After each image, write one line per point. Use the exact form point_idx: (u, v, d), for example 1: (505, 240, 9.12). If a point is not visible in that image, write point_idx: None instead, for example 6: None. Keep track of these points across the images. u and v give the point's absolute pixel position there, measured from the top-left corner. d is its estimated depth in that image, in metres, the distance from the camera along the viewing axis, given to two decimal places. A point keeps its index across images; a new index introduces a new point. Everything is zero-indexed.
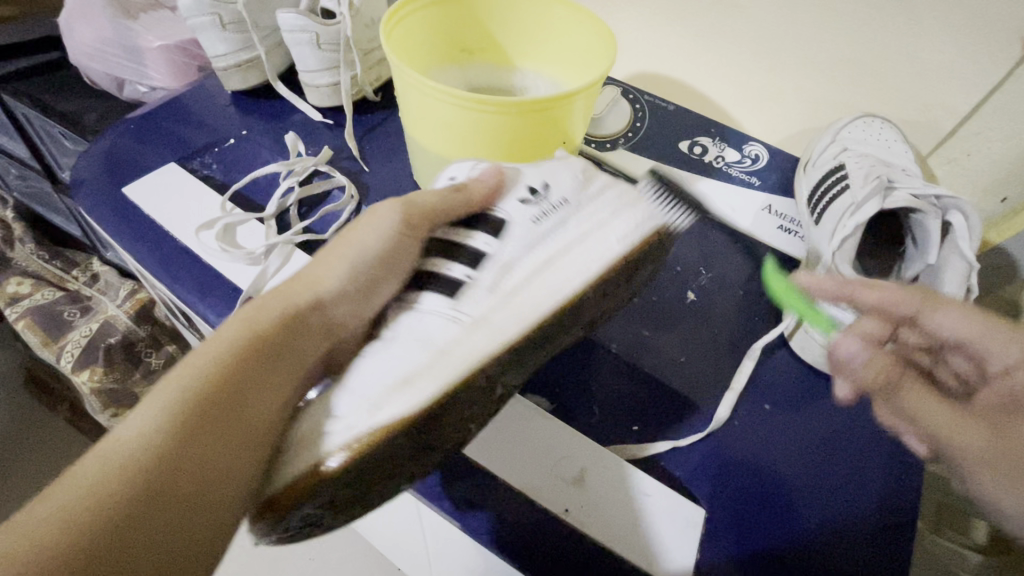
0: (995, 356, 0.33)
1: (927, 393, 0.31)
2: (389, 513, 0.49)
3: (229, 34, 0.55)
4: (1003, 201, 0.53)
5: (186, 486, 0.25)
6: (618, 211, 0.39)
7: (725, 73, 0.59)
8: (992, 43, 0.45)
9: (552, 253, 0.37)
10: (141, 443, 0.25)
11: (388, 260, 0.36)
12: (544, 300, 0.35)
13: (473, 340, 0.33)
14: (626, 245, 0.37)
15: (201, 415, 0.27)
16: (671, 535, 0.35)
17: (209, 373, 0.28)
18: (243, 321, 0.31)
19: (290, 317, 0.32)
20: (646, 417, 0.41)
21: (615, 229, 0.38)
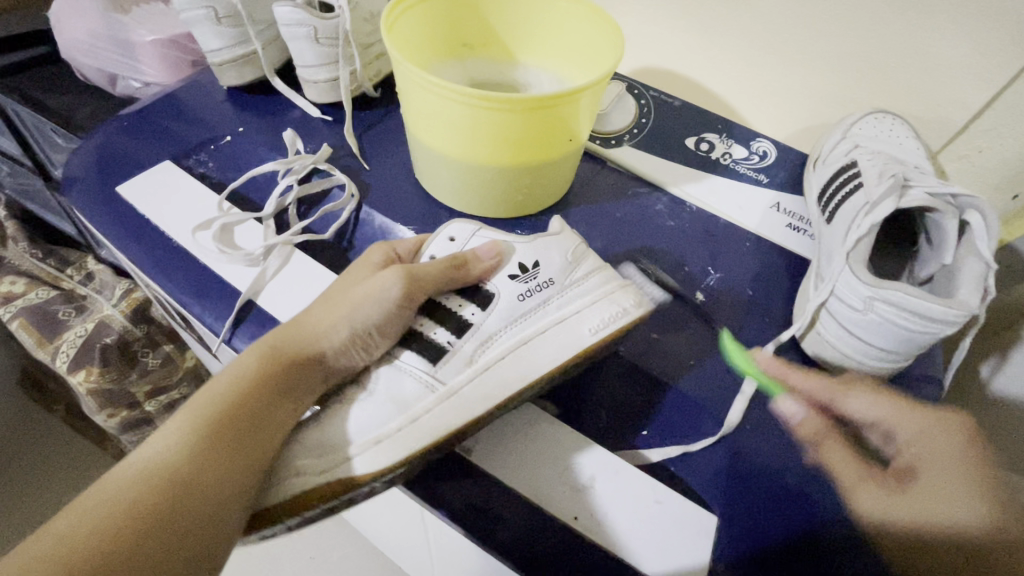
0: (893, 433, 0.38)
1: (841, 449, 0.39)
2: (393, 517, 0.49)
3: (224, 28, 0.53)
4: (1013, 198, 0.52)
5: (191, 506, 0.28)
6: (597, 298, 0.38)
7: (732, 68, 0.58)
8: (1008, 37, 0.44)
9: (530, 330, 0.38)
10: (169, 460, 0.29)
11: (384, 324, 0.36)
12: (512, 380, 0.36)
13: (442, 413, 0.35)
14: (599, 338, 0.37)
15: (222, 436, 0.31)
16: (682, 543, 0.34)
17: (229, 399, 0.33)
18: (259, 352, 0.35)
19: (298, 364, 0.35)
20: (654, 421, 0.40)
21: (590, 319, 0.37)
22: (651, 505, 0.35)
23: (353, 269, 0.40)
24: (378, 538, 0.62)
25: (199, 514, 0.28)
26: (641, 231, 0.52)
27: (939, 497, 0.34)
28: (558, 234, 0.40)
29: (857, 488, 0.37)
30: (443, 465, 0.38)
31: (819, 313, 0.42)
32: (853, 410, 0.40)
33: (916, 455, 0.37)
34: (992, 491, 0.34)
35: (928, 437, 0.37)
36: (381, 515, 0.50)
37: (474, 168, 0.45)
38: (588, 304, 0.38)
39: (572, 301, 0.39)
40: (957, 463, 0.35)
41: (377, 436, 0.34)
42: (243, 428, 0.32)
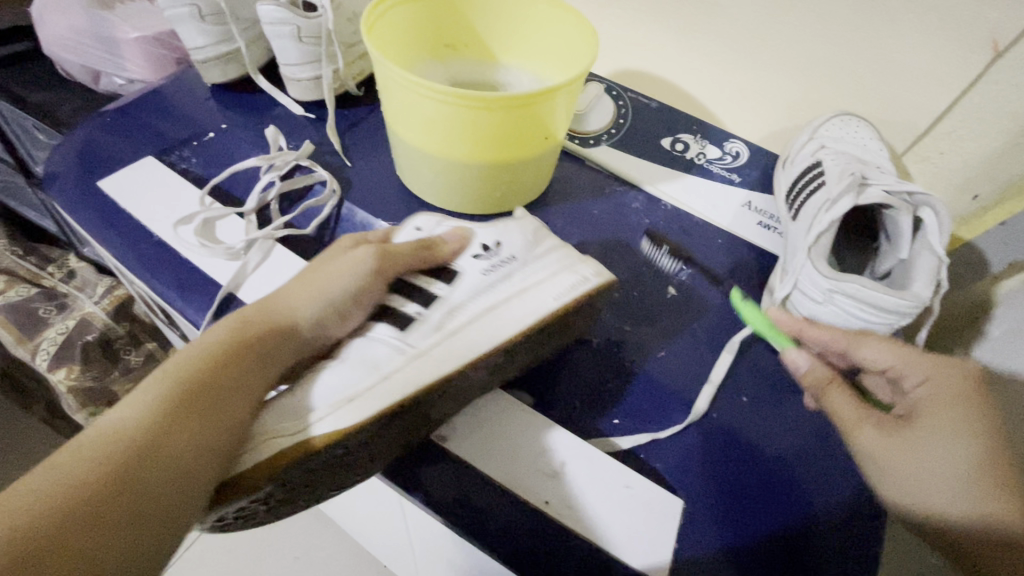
0: (908, 375, 0.37)
1: (845, 396, 0.37)
2: (376, 511, 0.49)
3: (208, 26, 0.54)
4: (975, 199, 0.54)
5: (160, 464, 0.28)
6: (558, 271, 0.40)
7: (707, 72, 0.60)
8: (965, 43, 0.46)
9: (497, 300, 0.39)
10: (134, 424, 0.29)
11: (357, 297, 0.38)
12: (481, 342, 0.36)
13: (414, 371, 0.35)
14: (563, 303, 0.37)
15: (189, 402, 0.31)
16: (651, 528, 0.35)
17: (198, 367, 0.33)
18: (232, 322, 0.36)
19: (272, 333, 0.36)
20: (626, 410, 0.42)
21: (553, 288, 0.38)
22: (621, 491, 0.37)
23: (325, 250, 0.42)
24: (360, 532, 0.63)
25: (168, 473, 0.28)
26: (617, 228, 0.53)
27: (932, 448, 0.34)
28: (518, 219, 0.43)
29: (856, 428, 0.36)
30: (418, 451, 0.39)
31: (784, 307, 0.44)
32: (868, 359, 0.38)
33: (920, 400, 0.36)
34: (1003, 472, 0.34)
35: (936, 381, 0.36)
36: (365, 508, 0.51)
37: (452, 165, 0.46)
38: (552, 274, 0.40)
39: (535, 270, 0.40)
40: (959, 410, 0.35)
41: (348, 395, 0.34)
42: (211, 395, 0.32)
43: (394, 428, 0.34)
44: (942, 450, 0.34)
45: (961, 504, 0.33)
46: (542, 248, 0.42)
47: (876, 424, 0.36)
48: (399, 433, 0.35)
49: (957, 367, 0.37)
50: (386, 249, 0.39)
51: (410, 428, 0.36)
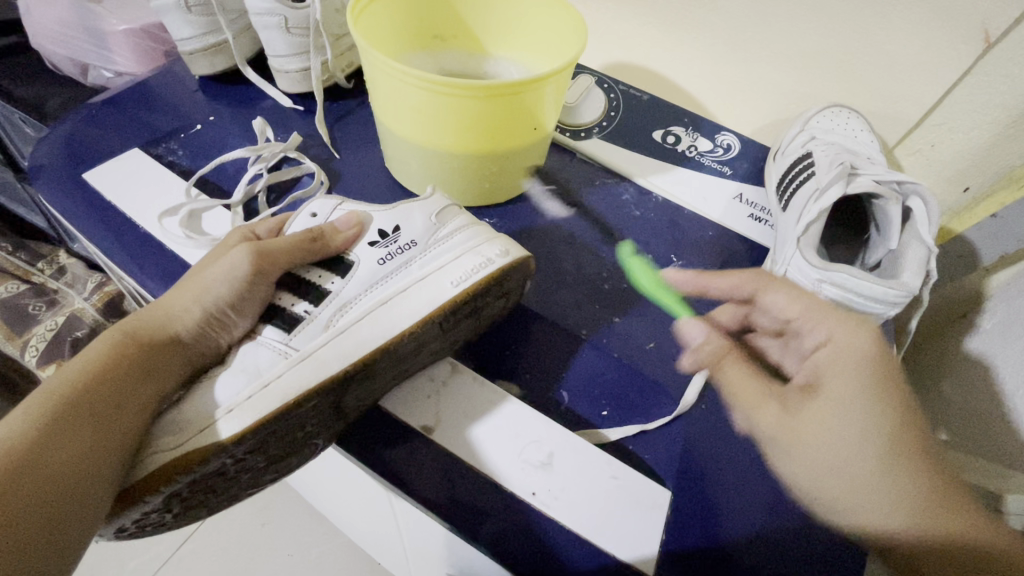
0: (811, 334, 0.35)
1: (738, 368, 0.36)
2: (365, 507, 0.49)
3: (194, 17, 0.53)
4: (966, 190, 0.54)
5: (42, 480, 0.28)
6: (459, 254, 0.38)
7: (699, 64, 0.59)
8: (957, 35, 0.45)
9: (396, 290, 0.38)
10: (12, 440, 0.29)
11: (239, 300, 0.36)
12: (373, 338, 0.35)
13: (296, 375, 0.34)
14: (461, 289, 0.36)
15: (70, 414, 0.30)
16: (637, 521, 0.35)
17: (83, 382, 0.32)
18: (113, 334, 0.35)
19: (155, 342, 0.35)
20: (614, 403, 0.41)
21: (452, 273, 0.37)
22: (607, 482, 0.36)
23: (214, 250, 0.40)
24: (352, 528, 0.62)
25: (49, 489, 0.28)
26: (607, 221, 0.53)
27: (836, 425, 0.32)
28: (421, 198, 0.41)
29: (753, 402, 0.35)
30: (391, 434, 0.38)
31: None
32: (772, 305, 0.37)
33: (822, 365, 0.34)
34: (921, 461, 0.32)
35: (836, 343, 0.33)
36: (355, 503, 0.50)
37: (440, 156, 0.46)
38: (450, 260, 0.38)
39: (443, 254, 0.39)
40: (863, 377, 0.32)
41: (235, 400, 0.34)
42: (99, 408, 0.31)
43: (297, 425, 0.34)
44: (848, 421, 0.31)
45: (880, 496, 0.31)
46: (450, 233, 0.41)
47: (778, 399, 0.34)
48: (306, 430, 0.35)
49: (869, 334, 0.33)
50: (260, 246, 0.36)
51: (315, 427, 0.36)
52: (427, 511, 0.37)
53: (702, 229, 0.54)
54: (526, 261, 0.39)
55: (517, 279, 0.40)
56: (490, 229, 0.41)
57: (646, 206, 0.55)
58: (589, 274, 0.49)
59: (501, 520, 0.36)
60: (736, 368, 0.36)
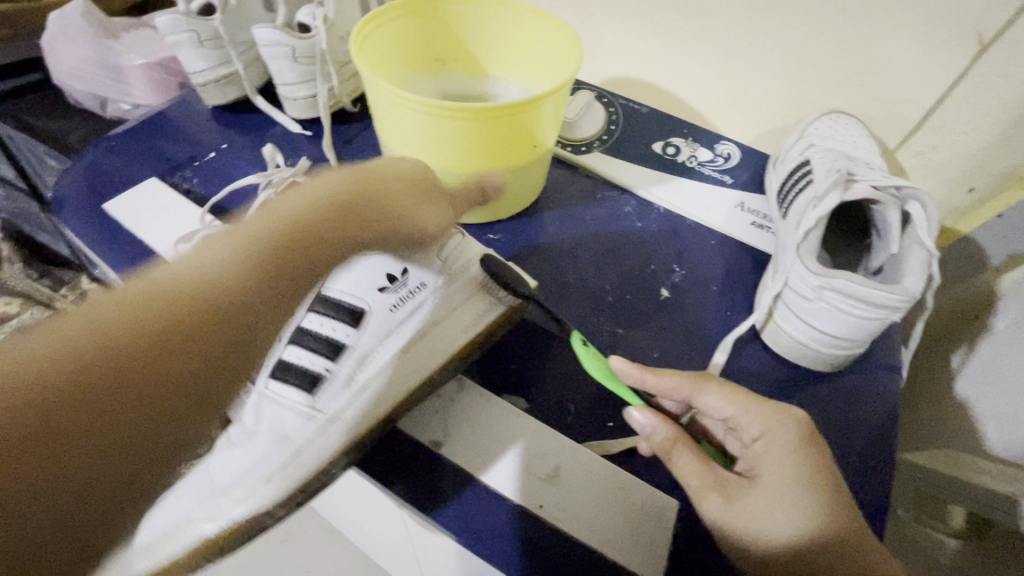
0: (745, 429, 0.35)
1: (691, 458, 0.34)
2: (379, 523, 0.50)
3: (206, 50, 0.56)
4: (970, 191, 0.53)
5: (165, 373, 0.22)
6: (466, 299, 0.42)
7: (696, 75, 0.60)
8: (952, 37, 0.46)
9: (416, 334, 0.39)
10: (148, 330, 0.22)
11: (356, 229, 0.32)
12: (396, 388, 0.37)
13: (328, 442, 0.35)
14: (472, 334, 0.40)
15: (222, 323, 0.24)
16: (644, 533, 0.35)
17: (225, 265, 0.26)
18: (281, 227, 0.29)
19: (294, 241, 0.29)
20: (619, 413, 0.42)
21: (462, 319, 0.41)
22: (614, 494, 0.37)
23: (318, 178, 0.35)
24: (369, 544, 0.62)
25: (165, 389, 0.22)
26: (609, 233, 0.54)
27: (762, 512, 0.32)
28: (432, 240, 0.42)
29: (701, 494, 0.34)
30: (402, 455, 0.39)
31: (775, 304, 0.44)
32: (708, 407, 0.36)
33: (759, 455, 0.34)
34: (839, 506, 0.32)
35: (772, 436, 0.34)
36: (369, 520, 0.51)
37: (444, 176, 0.47)
38: (465, 301, 0.42)
39: (451, 294, 0.42)
40: (794, 467, 0.33)
41: (256, 480, 0.34)
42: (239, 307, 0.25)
43: (326, 480, 0.36)
44: (785, 512, 0.32)
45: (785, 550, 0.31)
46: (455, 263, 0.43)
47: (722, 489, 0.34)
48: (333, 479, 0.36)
49: (793, 421, 0.34)
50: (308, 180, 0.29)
51: (340, 476, 0.37)
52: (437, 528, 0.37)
53: (703, 237, 0.54)
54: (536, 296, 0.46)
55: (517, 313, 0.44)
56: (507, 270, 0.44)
57: (648, 218, 0.56)
58: (593, 286, 0.50)
59: (508, 536, 0.36)
60: (689, 463, 0.34)
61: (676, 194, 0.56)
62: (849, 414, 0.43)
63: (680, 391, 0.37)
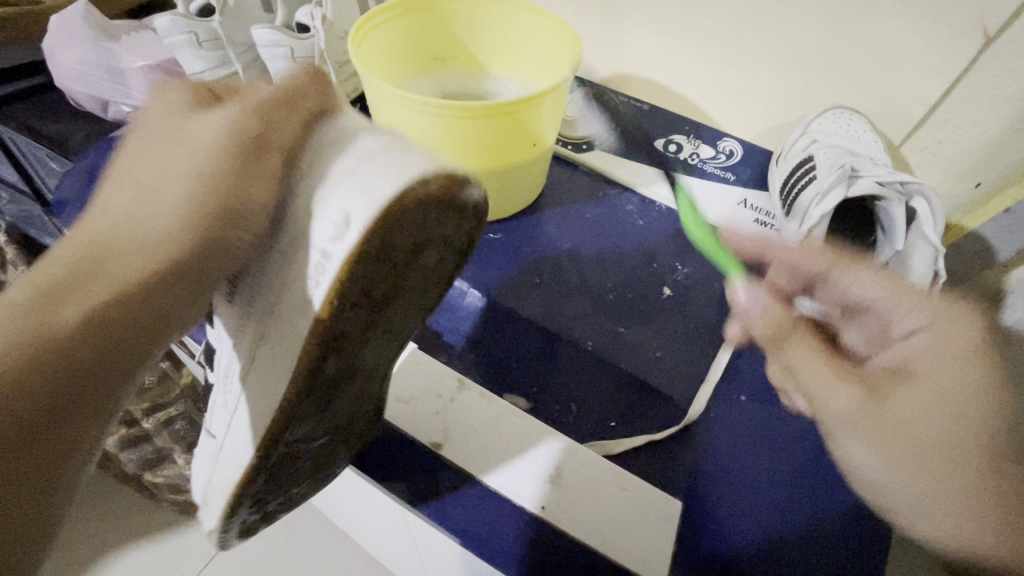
0: (903, 318, 0.31)
1: (810, 349, 0.33)
2: (381, 524, 0.50)
3: (206, 52, 0.55)
4: (977, 185, 0.52)
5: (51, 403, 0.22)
6: (352, 173, 0.23)
7: (697, 71, 0.60)
8: (957, 28, 0.45)
9: (269, 292, 0.27)
10: (10, 362, 0.21)
11: (149, 285, 0.24)
12: (277, 377, 0.28)
13: (227, 470, 0.35)
14: (349, 245, 0.22)
15: (8, 423, 0.21)
16: (647, 534, 0.35)
17: (77, 270, 0.23)
18: (42, 293, 0.23)
19: (121, 239, 0.24)
20: (620, 412, 0.42)
21: (337, 217, 0.23)
22: (616, 494, 0.37)
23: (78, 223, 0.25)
24: (373, 545, 0.62)
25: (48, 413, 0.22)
26: (610, 231, 0.54)
27: (917, 408, 0.28)
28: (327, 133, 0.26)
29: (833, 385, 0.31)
30: (404, 455, 0.39)
31: None
32: (851, 289, 0.34)
33: (915, 349, 0.30)
34: (1000, 436, 0.26)
35: (939, 329, 0.29)
36: (371, 520, 0.51)
37: None
38: (307, 225, 0.24)
39: (334, 179, 0.24)
40: (969, 367, 0.28)
41: (210, 490, 0.38)
42: (124, 316, 0.23)
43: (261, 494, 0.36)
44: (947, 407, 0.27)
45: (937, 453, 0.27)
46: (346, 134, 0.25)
47: (852, 378, 0.31)
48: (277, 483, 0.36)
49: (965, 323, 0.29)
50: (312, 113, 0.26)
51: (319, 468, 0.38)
52: (439, 529, 0.37)
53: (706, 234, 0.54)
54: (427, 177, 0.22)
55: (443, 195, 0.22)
56: (363, 160, 0.23)
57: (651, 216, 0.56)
58: (594, 284, 0.50)
59: (514, 538, 0.35)
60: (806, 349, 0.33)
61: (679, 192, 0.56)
62: None
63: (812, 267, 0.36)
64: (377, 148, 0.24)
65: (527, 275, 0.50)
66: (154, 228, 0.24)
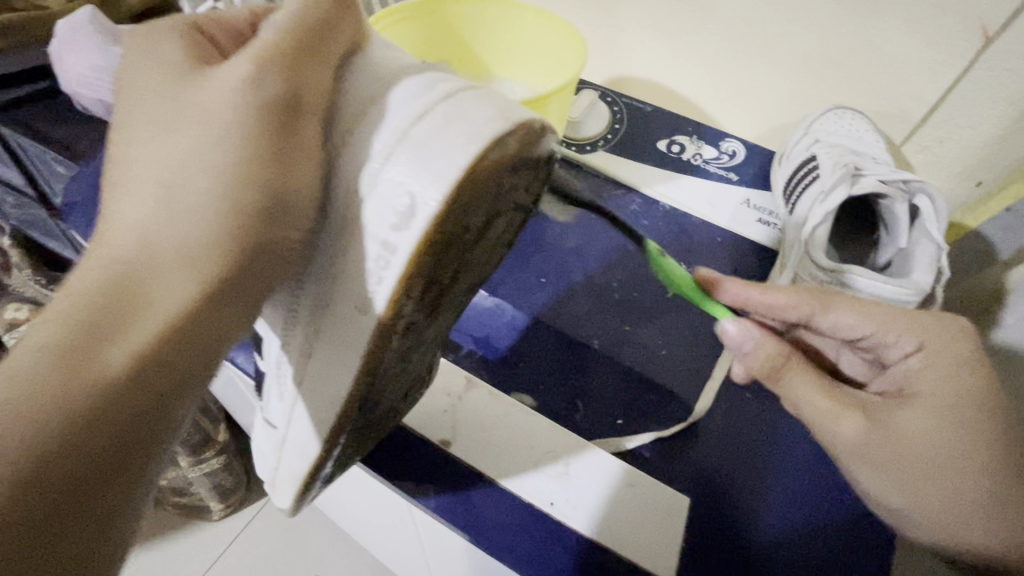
0: (896, 345, 0.36)
1: (807, 379, 0.36)
2: (389, 524, 0.50)
3: None
4: (978, 184, 0.53)
5: (124, 427, 0.21)
6: (427, 141, 0.24)
7: (698, 72, 0.60)
8: (956, 29, 0.45)
9: (328, 279, 0.28)
10: (74, 399, 0.20)
11: (191, 309, 0.23)
12: (340, 352, 0.28)
13: (291, 459, 0.35)
14: (429, 214, 0.23)
15: (69, 480, 0.19)
16: (658, 530, 0.35)
17: (120, 299, 0.22)
18: (71, 337, 0.21)
19: (154, 265, 0.23)
20: (627, 410, 0.43)
21: (416, 184, 0.24)
22: (625, 489, 0.37)
23: (84, 260, 0.23)
24: (378, 546, 0.62)
25: (117, 438, 0.21)
26: (615, 231, 0.54)
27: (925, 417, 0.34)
28: (384, 100, 0.26)
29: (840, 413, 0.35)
30: (413, 453, 0.39)
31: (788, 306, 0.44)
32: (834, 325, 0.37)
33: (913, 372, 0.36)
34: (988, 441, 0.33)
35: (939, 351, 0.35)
36: (379, 521, 0.52)
37: None
38: (362, 209, 0.26)
39: (407, 150, 0.25)
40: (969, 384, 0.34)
41: (273, 481, 0.38)
42: (181, 338, 0.22)
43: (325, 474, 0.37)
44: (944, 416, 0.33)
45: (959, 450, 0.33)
46: (411, 102, 0.26)
47: (856, 409, 0.35)
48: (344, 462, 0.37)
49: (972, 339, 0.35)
50: (325, 115, 0.27)
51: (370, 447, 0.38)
52: (448, 526, 0.37)
53: (710, 233, 0.54)
54: (502, 143, 0.23)
55: (508, 158, 0.23)
56: (427, 138, 0.24)
57: (655, 215, 0.56)
58: (600, 283, 0.50)
59: (524, 534, 0.36)
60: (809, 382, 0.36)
61: (682, 191, 0.57)
62: None
63: (798, 313, 0.38)
64: (437, 124, 0.25)
65: (532, 275, 0.50)
66: (181, 242, 0.23)
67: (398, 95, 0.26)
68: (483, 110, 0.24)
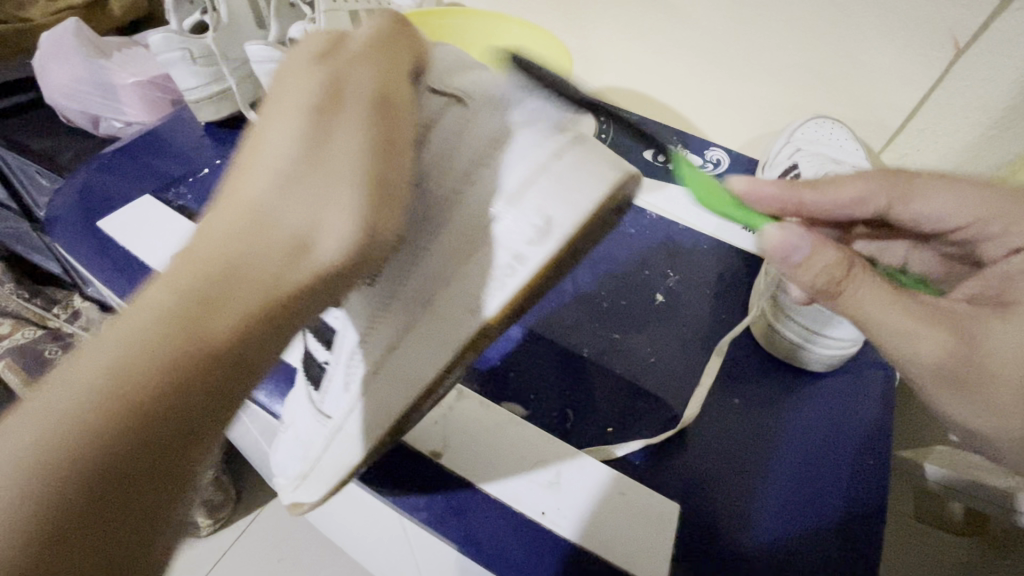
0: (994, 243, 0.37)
1: (868, 284, 0.33)
2: (380, 536, 0.50)
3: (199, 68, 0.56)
4: None
5: (203, 400, 0.23)
6: (551, 180, 0.30)
7: (682, 82, 0.61)
8: (928, 39, 0.46)
9: (435, 281, 0.32)
10: (174, 367, 0.22)
11: (289, 291, 0.25)
12: (427, 353, 0.33)
13: (341, 448, 0.37)
14: (554, 239, 0.30)
15: (166, 438, 0.22)
16: (647, 539, 0.35)
17: (220, 268, 0.25)
18: (184, 302, 0.23)
19: (257, 241, 0.25)
20: (616, 417, 0.43)
21: (538, 215, 0.30)
22: (614, 497, 0.37)
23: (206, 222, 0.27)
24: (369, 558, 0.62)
25: (201, 408, 0.23)
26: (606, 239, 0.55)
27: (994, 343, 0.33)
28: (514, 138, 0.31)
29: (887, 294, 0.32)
30: (409, 464, 0.39)
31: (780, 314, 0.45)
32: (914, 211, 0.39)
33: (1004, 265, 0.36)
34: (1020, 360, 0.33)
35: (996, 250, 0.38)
36: (370, 533, 0.51)
37: None
38: (494, 227, 0.31)
39: (534, 184, 0.30)
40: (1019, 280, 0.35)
41: (311, 469, 0.39)
42: (266, 321, 0.25)
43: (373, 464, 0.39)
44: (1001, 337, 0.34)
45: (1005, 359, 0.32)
46: (539, 143, 0.31)
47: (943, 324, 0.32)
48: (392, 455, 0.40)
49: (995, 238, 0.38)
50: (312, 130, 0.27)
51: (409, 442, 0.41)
52: (439, 537, 0.37)
53: (696, 241, 0.55)
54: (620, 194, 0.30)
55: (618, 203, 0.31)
56: (553, 179, 0.30)
57: (643, 223, 0.56)
58: (589, 291, 0.51)
59: (514, 542, 0.36)
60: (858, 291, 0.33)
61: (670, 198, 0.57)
62: (845, 413, 0.43)
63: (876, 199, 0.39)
64: (560, 168, 0.30)
65: None
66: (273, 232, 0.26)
67: (522, 139, 0.31)
68: (598, 161, 0.30)
